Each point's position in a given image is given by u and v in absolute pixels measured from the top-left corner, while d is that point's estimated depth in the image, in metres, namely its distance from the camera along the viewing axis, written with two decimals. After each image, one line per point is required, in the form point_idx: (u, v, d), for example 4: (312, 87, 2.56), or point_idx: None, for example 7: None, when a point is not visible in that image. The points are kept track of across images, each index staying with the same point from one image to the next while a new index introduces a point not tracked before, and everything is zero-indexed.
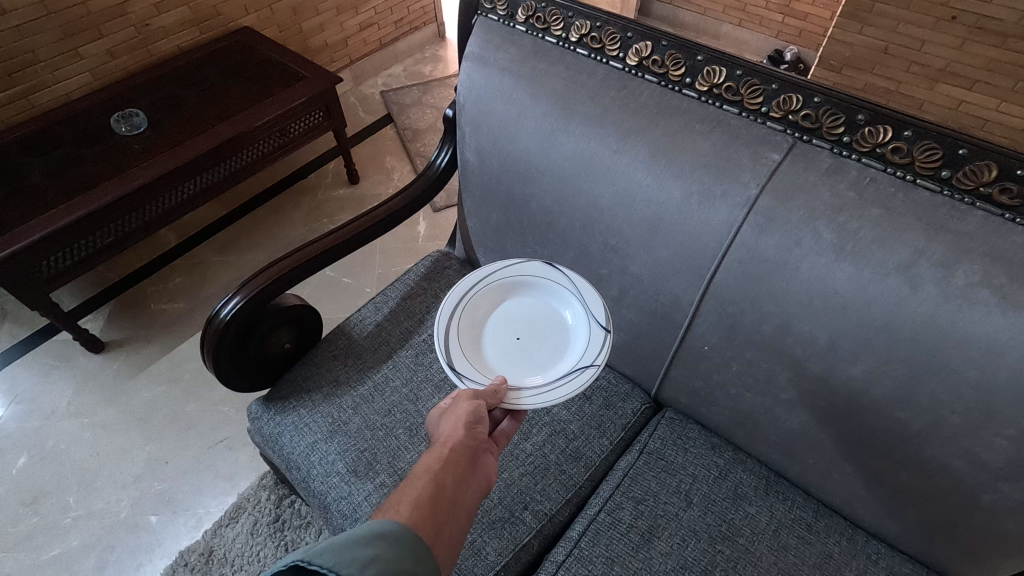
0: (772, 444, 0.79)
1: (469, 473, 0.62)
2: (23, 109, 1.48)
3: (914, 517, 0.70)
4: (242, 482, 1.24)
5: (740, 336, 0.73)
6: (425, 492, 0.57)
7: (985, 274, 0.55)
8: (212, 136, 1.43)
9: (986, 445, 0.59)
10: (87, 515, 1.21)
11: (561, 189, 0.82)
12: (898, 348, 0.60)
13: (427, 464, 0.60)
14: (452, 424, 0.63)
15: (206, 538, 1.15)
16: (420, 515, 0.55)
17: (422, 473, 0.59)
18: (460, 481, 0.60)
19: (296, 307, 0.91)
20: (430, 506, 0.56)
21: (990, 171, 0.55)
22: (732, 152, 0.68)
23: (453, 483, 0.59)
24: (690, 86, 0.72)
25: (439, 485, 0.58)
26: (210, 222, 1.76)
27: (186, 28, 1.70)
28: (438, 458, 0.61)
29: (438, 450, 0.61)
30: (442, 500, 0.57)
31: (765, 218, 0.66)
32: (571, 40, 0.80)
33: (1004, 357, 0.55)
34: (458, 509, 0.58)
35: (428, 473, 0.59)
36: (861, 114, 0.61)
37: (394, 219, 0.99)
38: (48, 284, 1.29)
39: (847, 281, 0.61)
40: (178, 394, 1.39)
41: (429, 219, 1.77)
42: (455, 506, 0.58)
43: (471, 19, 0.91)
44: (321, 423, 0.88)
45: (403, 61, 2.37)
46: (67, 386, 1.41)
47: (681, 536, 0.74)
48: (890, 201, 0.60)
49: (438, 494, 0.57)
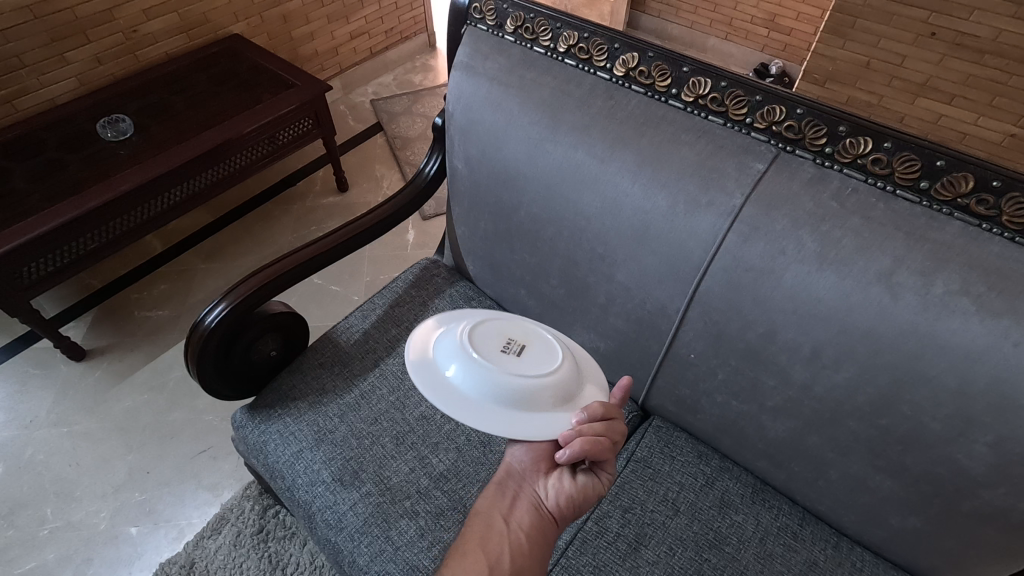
0: (759, 452, 0.79)
1: (516, 498, 0.63)
2: (8, 113, 1.47)
3: (898, 523, 0.70)
4: (225, 492, 1.23)
5: (725, 343, 0.73)
6: (473, 533, 0.60)
7: (963, 282, 0.56)
8: (200, 143, 1.43)
9: (966, 451, 0.59)
10: (65, 527, 1.19)
11: (549, 196, 0.82)
12: (880, 356, 0.61)
13: (479, 505, 0.64)
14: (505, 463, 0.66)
15: (188, 550, 1.12)
16: (467, 558, 0.57)
17: (471, 517, 0.63)
18: (511, 507, 0.62)
19: (282, 313, 0.90)
20: (479, 546, 0.59)
21: (966, 182, 0.56)
22: (716, 162, 0.69)
23: (502, 516, 0.61)
24: (676, 96, 0.73)
25: (487, 523, 0.60)
26: (196, 228, 1.75)
27: (175, 34, 1.70)
28: (489, 494, 0.64)
29: (490, 487, 0.65)
30: (488, 537, 0.59)
31: (749, 227, 0.67)
32: (559, 50, 0.80)
33: (982, 364, 0.56)
34: (513, 540, 0.59)
35: (475, 513, 0.62)
36: (842, 125, 0.62)
37: (382, 226, 0.99)
38: (29, 291, 1.27)
39: (830, 289, 0.62)
40: (162, 402, 1.37)
41: (418, 228, 1.77)
42: (506, 539, 0.59)
43: (460, 29, 0.91)
44: (307, 432, 0.87)
45: (393, 70, 2.38)
46: (46, 395, 1.38)
47: (668, 544, 0.74)
48: (870, 211, 0.61)
49: (484, 534, 0.60)
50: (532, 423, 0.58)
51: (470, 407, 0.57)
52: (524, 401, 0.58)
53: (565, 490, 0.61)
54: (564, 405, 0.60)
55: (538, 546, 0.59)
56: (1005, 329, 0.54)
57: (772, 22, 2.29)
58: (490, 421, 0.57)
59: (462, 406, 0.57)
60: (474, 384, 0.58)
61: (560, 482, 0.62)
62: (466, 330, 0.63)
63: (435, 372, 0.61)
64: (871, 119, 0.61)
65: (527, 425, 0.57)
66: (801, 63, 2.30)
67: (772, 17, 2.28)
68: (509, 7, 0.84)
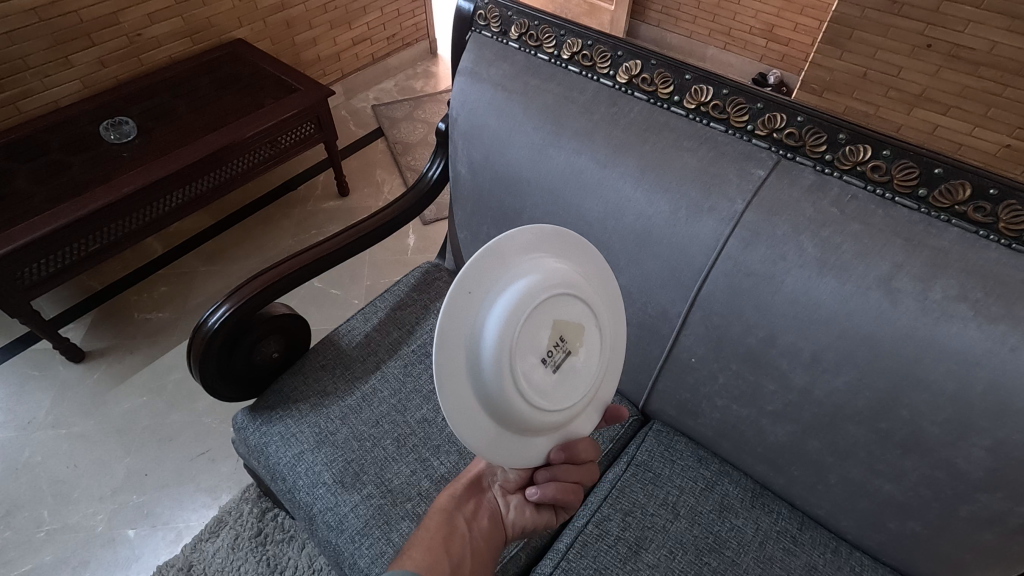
0: (759, 456, 0.80)
1: (481, 505, 0.65)
2: (11, 115, 1.47)
3: (897, 528, 0.70)
4: (223, 495, 1.22)
5: (726, 348, 0.74)
6: (438, 534, 0.61)
7: (961, 288, 0.57)
8: (202, 146, 1.43)
9: (965, 456, 0.60)
10: (62, 528, 1.18)
11: (551, 202, 0.83)
12: (879, 361, 0.62)
13: (439, 501, 0.65)
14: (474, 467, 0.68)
15: (185, 554, 1.12)
16: (433, 551, 0.58)
17: (433, 511, 0.64)
18: (474, 511, 0.64)
19: (284, 315, 0.90)
20: (442, 541, 0.60)
21: (964, 190, 0.57)
22: (718, 168, 0.70)
23: (465, 520, 0.63)
24: (679, 103, 0.74)
25: (451, 522, 0.62)
26: (197, 231, 1.75)
27: (179, 38, 1.71)
28: (452, 493, 0.66)
29: (454, 485, 0.67)
30: (454, 537, 0.61)
31: (750, 232, 0.68)
32: (564, 57, 0.82)
33: (980, 368, 0.56)
34: (473, 546, 0.61)
35: (439, 509, 0.63)
36: (842, 133, 0.64)
37: (384, 231, 0.99)
38: (29, 292, 1.27)
39: (830, 294, 0.63)
40: (160, 405, 1.37)
41: (418, 233, 1.78)
42: (469, 543, 0.61)
43: (465, 36, 0.92)
44: (308, 433, 0.87)
45: (394, 76, 2.40)
46: (45, 396, 1.38)
47: (669, 547, 0.74)
48: (870, 217, 0.62)
49: (448, 532, 0.61)
50: (522, 448, 0.58)
51: (476, 414, 0.55)
52: (528, 426, 0.57)
53: (524, 518, 0.66)
54: (561, 429, 0.61)
55: (492, 553, 0.63)
56: (1002, 334, 0.55)
57: (770, 32, 2.32)
58: (488, 438, 0.55)
59: (468, 409, 0.54)
60: (491, 389, 0.54)
61: (523, 511, 0.66)
62: (521, 316, 0.53)
63: (462, 356, 0.53)
64: (871, 127, 0.62)
65: (518, 449, 0.58)
66: (799, 73, 2.33)
67: (770, 28, 2.30)
68: (514, 15, 0.85)
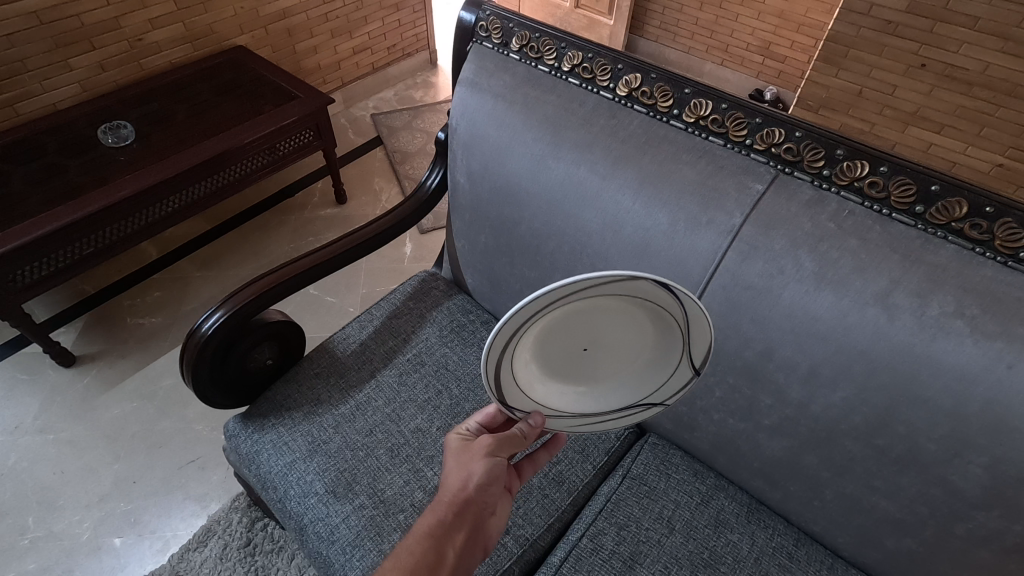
0: (755, 470, 0.79)
1: (467, 530, 0.61)
2: (9, 117, 1.47)
3: (893, 545, 0.70)
4: (213, 504, 1.20)
5: (724, 361, 0.74)
6: (423, 563, 0.57)
7: (958, 304, 0.57)
8: (202, 151, 1.43)
9: (962, 472, 0.60)
10: (46, 536, 1.16)
11: (551, 212, 0.83)
12: (877, 376, 0.62)
13: (423, 524, 0.60)
14: (458, 479, 0.63)
15: (172, 563, 1.10)
16: None
17: (417, 535, 0.59)
18: (462, 538, 0.60)
19: (279, 321, 0.89)
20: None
21: (960, 207, 0.58)
22: (717, 182, 0.70)
23: (453, 546, 0.59)
24: (678, 117, 0.74)
25: (439, 551, 0.58)
26: (193, 236, 1.74)
27: (179, 44, 1.71)
28: (437, 515, 0.61)
29: (438, 507, 0.61)
30: (441, 567, 0.57)
31: (749, 245, 0.68)
32: (564, 69, 0.82)
33: (978, 385, 0.56)
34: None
35: (427, 535, 0.59)
36: (840, 149, 0.64)
37: (381, 239, 0.98)
38: (20, 294, 1.26)
39: (828, 308, 0.63)
40: (152, 412, 1.35)
41: (416, 241, 1.78)
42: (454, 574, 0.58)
43: (467, 46, 0.93)
44: (301, 442, 0.86)
45: (394, 86, 2.41)
46: (35, 400, 1.36)
47: (664, 562, 0.73)
48: (867, 233, 0.62)
49: (434, 564, 0.57)
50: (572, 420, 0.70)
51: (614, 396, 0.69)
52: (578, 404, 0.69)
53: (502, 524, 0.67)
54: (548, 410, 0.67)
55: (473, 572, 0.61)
56: (999, 352, 0.55)
57: (767, 49, 2.36)
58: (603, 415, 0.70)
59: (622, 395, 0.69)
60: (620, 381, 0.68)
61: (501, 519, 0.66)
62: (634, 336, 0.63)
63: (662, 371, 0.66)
64: (870, 145, 0.63)
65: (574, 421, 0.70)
66: (795, 91, 2.37)
67: (768, 45, 2.34)
68: (515, 27, 0.86)
